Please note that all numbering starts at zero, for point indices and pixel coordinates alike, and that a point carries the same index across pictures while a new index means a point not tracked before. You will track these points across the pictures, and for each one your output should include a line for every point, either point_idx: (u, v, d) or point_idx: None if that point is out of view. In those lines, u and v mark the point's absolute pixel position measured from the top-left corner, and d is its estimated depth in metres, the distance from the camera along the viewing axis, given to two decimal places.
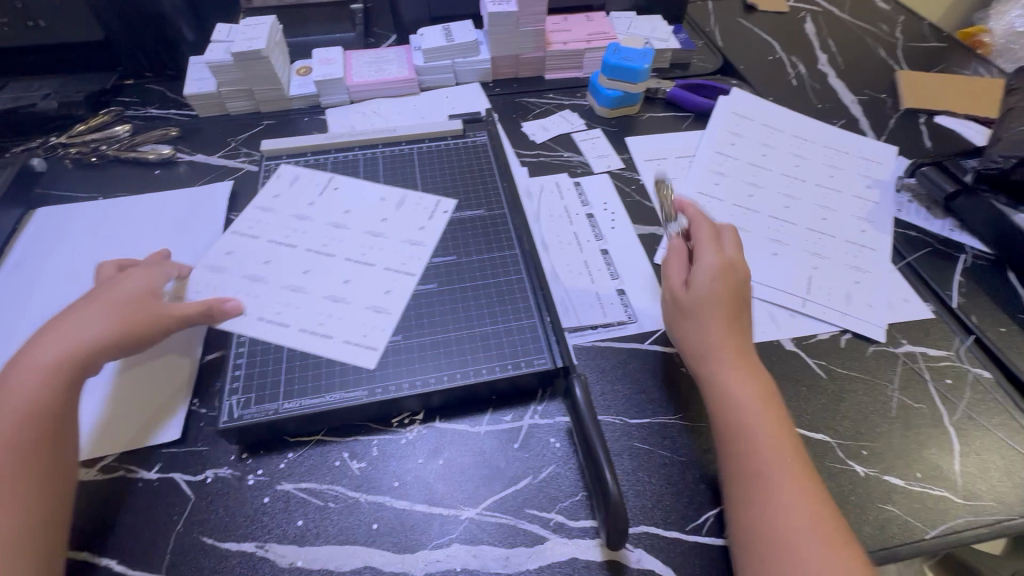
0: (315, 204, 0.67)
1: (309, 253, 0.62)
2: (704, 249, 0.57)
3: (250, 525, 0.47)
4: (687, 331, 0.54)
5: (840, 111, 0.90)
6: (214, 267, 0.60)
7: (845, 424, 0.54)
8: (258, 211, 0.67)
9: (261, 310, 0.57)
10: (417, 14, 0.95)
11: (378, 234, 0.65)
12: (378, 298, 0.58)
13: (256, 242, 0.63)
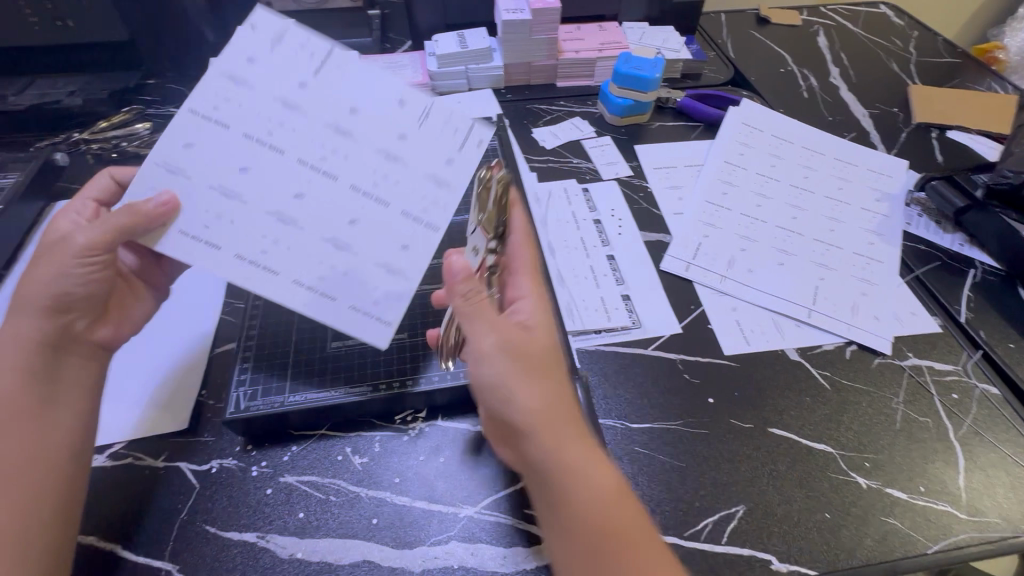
0: (313, 87, 0.46)
1: (299, 169, 0.46)
2: (528, 287, 0.49)
3: (253, 515, 0.47)
4: (523, 390, 0.42)
5: (851, 124, 0.90)
6: (173, 163, 0.45)
7: (848, 436, 0.53)
8: (208, 87, 0.45)
9: (235, 248, 0.45)
10: (432, 20, 0.96)
11: (394, 156, 0.46)
12: (390, 257, 0.46)
13: (226, 135, 0.45)
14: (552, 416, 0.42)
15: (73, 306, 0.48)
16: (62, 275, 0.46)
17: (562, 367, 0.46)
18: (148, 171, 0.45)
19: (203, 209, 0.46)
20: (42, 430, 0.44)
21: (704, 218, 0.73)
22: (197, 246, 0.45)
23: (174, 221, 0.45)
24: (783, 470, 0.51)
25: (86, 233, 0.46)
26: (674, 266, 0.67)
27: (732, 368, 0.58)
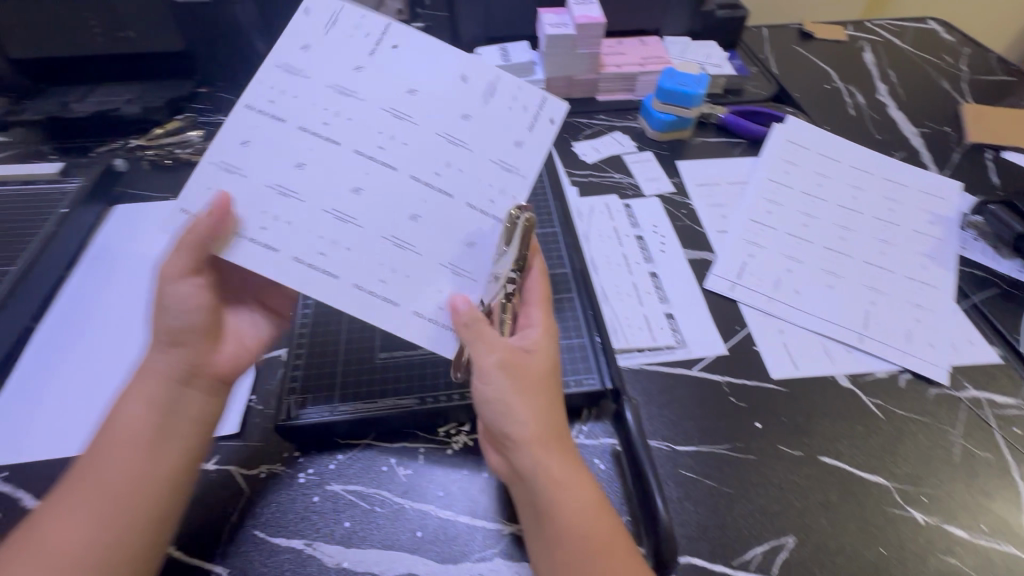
0: (369, 74, 0.48)
1: (359, 159, 0.47)
2: (533, 314, 0.51)
3: (299, 522, 0.48)
4: (523, 409, 0.45)
5: (900, 143, 0.88)
6: (228, 164, 0.46)
7: (904, 468, 0.52)
8: (262, 84, 0.47)
9: (295, 248, 0.45)
10: (475, 34, 0.98)
11: (456, 142, 0.48)
12: (457, 251, 0.47)
13: (283, 129, 0.46)
14: (547, 436, 0.44)
15: (184, 340, 0.49)
16: (168, 309, 0.48)
17: (557, 391, 0.48)
18: (202, 175, 0.45)
19: (261, 211, 0.45)
20: (150, 458, 0.43)
21: (749, 237, 0.72)
22: (255, 248, 0.45)
23: (230, 224, 0.45)
24: (835, 500, 0.49)
25: (171, 260, 0.47)
26: (719, 285, 0.66)
27: (781, 393, 0.57)
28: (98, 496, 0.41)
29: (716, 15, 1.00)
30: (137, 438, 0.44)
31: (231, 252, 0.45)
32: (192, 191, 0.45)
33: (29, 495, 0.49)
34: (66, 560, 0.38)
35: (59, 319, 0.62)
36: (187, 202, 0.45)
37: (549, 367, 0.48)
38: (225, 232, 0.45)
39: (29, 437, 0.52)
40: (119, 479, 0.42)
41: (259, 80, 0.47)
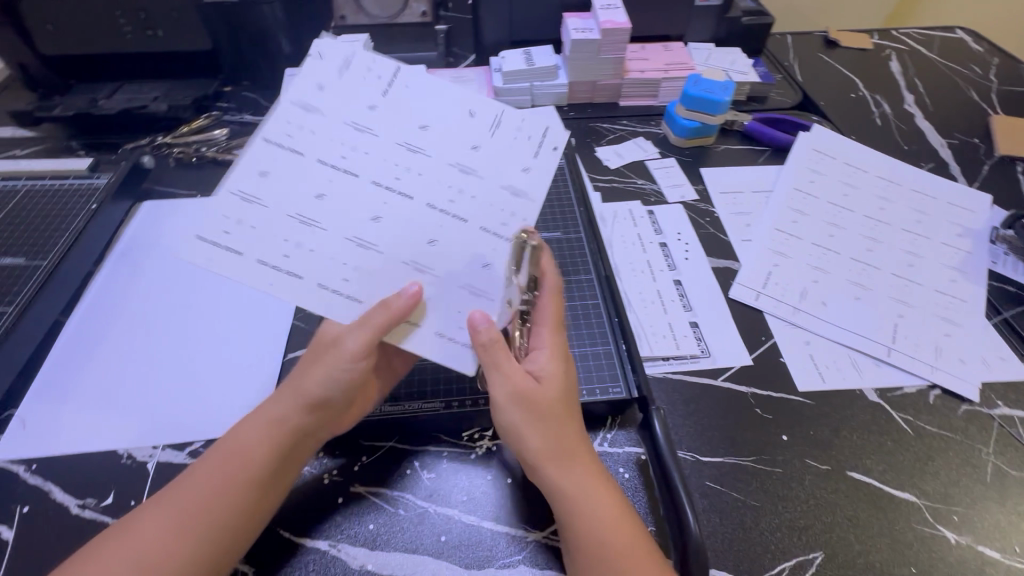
0: (383, 110, 0.47)
1: (375, 189, 0.46)
2: (541, 337, 0.50)
3: (324, 523, 0.48)
4: (530, 437, 0.45)
5: (928, 154, 0.87)
6: (246, 194, 0.45)
7: (934, 486, 0.51)
8: (279, 118, 0.46)
9: (319, 276, 0.45)
10: (499, 37, 0.98)
11: (468, 170, 0.48)
12: (474, 275, 0.47)
13: (299, 162, 0.46)
14: (555, 463, 0.44)
15: (328, 408, 0.48)
16: (331, 377, 0.47)
17: (568, 413, 0.47)
18: (220, 205, 0.45)
19: (282, 239, 0.45)
20: (251, 498, 0.43)
21: (774, 247, 0.71)
22: (277, 276, 0.45)
23: (251, 253, 0.45)
24: (864, 517, 0.48)
25: (355, 337, 0.46)
26: (744, 295, 0.66)
27: (808, 406, 0.56)
28: (201, 520, 0.41)
29: (741, 22, 1.00)
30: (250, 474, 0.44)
31: (252, 280, 0.44)
32: (214, 224, 0.44)
33: (57, 487, 0.49)
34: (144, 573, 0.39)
35: (87, 313, 0.62)
36: (206, 233, 0.44)
37: (559, 390, 0.47)
38: (245, 263, 0.44)
39: (60, 432, 0.53)
40: (225, 514, 0.42)
41: (277, 116, 0.46)
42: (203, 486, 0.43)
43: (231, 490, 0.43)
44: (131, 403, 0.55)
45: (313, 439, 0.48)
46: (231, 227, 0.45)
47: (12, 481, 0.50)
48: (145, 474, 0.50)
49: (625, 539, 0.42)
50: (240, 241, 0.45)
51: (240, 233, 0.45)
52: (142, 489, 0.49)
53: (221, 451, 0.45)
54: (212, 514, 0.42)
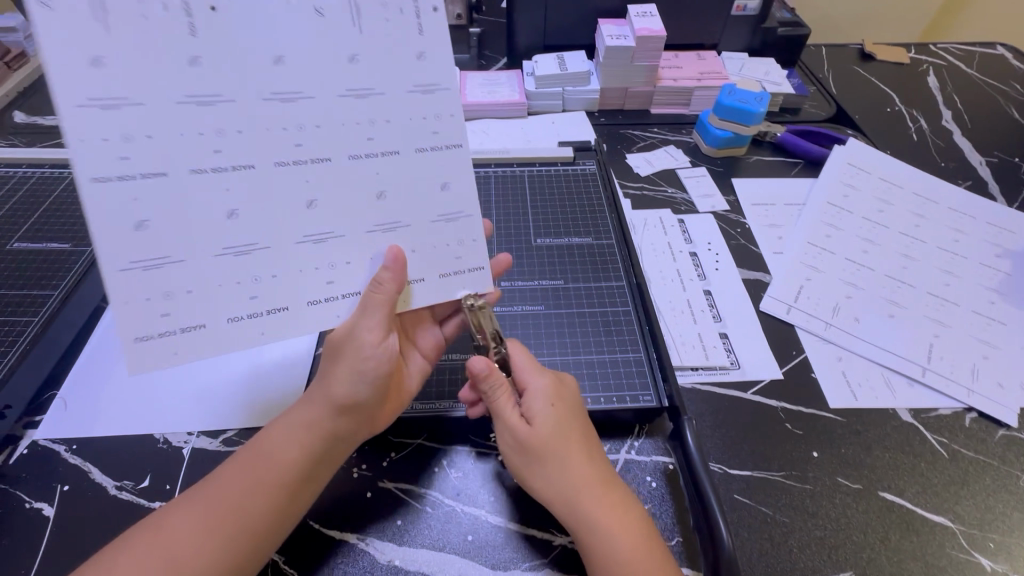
0: (212, 66, 0.35)
1: (284, 166, 0.39)
2: (529, 375, 0.48)
3: (353, 516, 0.49)
4: (533, 479, 0.45)
5: (966, 171, 0.85)
6: (145, 261, 0.38)
7: (969, 510, 0.50)
8: (85, 142, 0.34)
9: (302, 296, 0.43)
10: (532, 41, 0.98)
11: (366, 93, 0.39)
12: (439, 202, 0.44)
13: (172, 185, 0.37)
14: (563, 501, 0.44)
15: (355, 407, 0.47)
16: (356, 377, 0.46)
17: (575, 448, 0.46)
18: (125, 286, 0.38)
19: (235, 283, 0.41)
20: (285, 500, 0.44)
21: (806, 260, 0.70)
22: (259, 324, 0.42)
23: (215, 318, 0.41)
24: (897, 540, 0.48)
25: (365, 324, 0.44)
26: (775, 308, 0.65)
27: (839, 423, 0.55)
28: (236, 519, 0.42)
29: (777, 33, 0.99)
30: (286, 476, 0.44)
31: (236, 338, 0.42)
32: (142, 319, 0.39)
33: (96, 468, 0.51)
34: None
35: None
36: (139, 330, 0.39)
37: (557, 427, 0.46)
38: (214, 330, 0.41)
39: (98, 414, 0.54)
40: (258, 516, 0.43)
41: (77, 135, 0.34)
42: (236, 488, 0.43)
43: (264, 494, 0.43)
44: (166, 386, 0.56)
45: (346, 442, 0.48)
46: (164, 306, 0.39)
47: (54, 461, 0.51)
48: (180, 459, 0.51)
49: (649, 565, 0.42)
50: (186, 314, 0.40)
51: (178, 308, 0.40)
52: (177, 474, 0.51)
53: (251, 455, 0.45)
54: (245, 514, 0.42)
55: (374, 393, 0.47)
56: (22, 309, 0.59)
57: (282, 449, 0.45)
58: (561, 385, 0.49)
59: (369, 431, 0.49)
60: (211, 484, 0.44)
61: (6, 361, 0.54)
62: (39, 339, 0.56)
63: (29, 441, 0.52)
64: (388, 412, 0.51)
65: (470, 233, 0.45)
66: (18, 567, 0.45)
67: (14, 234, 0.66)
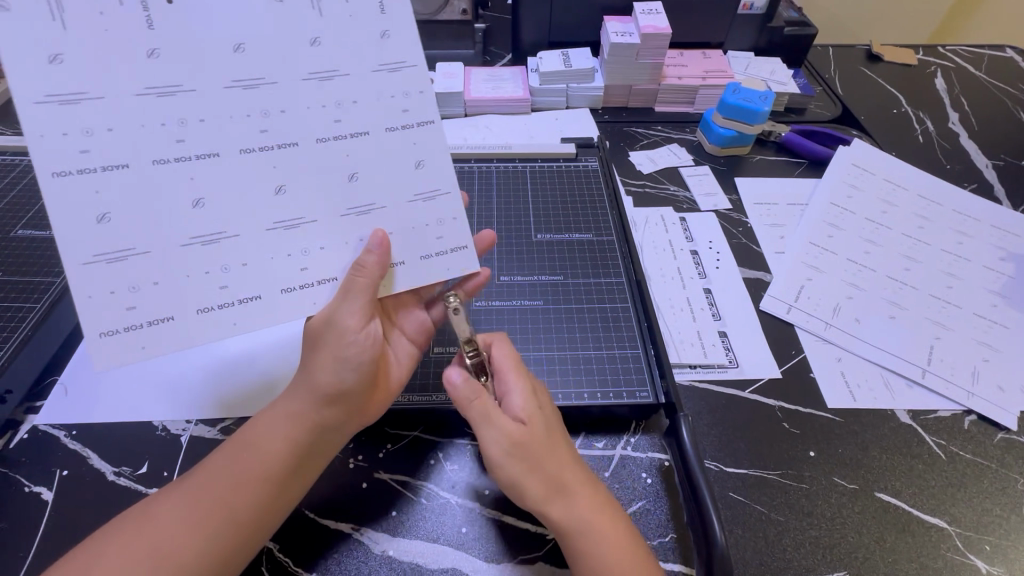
0: (171, 56, 0.35)
1: (248, 153, 0.39)
2: (509, 374, 0.47)
3: (349, 506, 0.49)
4: (527, 482, 0.43)
5: (972, 174, 0.85)
6: (108, 255, 0.38)
7: (966, 513, 0.50)
8: (45, 138, 0.34)
9: (274, 283, 0.42)
10: (537, 37, 0.98)
11: (330, 76, 0.39)
12: (415, 181, 0.43)
13: (135, 176, 0.37)
14: (551, 498, 0.43)
15: (339, 399, 0.46)
16: (339, 365, 0.45)
17: (556, 443, 0.45)
18: (90, 280, 0.38)
19: (204, 274, 0.40)
20: (270, 494, 0.44)
21: (808, 260, 0.70)
22: (230, 314, 0.42)
23: (184, 309, 0.40)
24: (892, 541, 0.47)
25: (347, 310, 0.43)
26: (775, 307, 0.65)
27: (837, 423, 0.55)
28: (221, 513, 0.42)
29: (783, 32, 0.99)
30: (270, 470, 0.44)
31: (206, 329, 0.41)
32: (106, 312, 0.38)
33: (95, 454, 0.51)
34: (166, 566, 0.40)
35: None
36: (103, 324, 0.39)
37: (540, 423, 0.45)
38: (183, 322, 0.40)
39: (96, 400, 0.54)
40: (244, 510, 0.43)
41: (36, 130, 0.34)
42: (220, 480, 0.44)
43: (249, 484, 0.44)
44: (162, 375, 0.56)
45: (333, 433, 0.47)
46: (130, 298, 0.39)
47: (53, 446, 0.51)
48: (178, 447, 0.52)
49: (633, 562, 0.42)
50: (153, 307, 0.40)
51: (144, 301, 0.39)
52: (175, 461, 0.51)
53: (237, 446, 0.46)
54: (229, 509, 0.42)
55: (356, 384, 0.46)
56: (24, 295, 0.59)
57: (266, 443, 0.45)
58: (538, 388, 0.48)
59: (357, 422, 0.49)
60: (197, 475, 0.44)
61: (7, 347, 0.54)
62: (41, 326, 0.57)
63: (30, 426, 0.53)
64: (377, 403, 0.50)
65: (449, 211, 0.45)
66: (16, 550, 0.45)
67: (17, 221, 0.66)
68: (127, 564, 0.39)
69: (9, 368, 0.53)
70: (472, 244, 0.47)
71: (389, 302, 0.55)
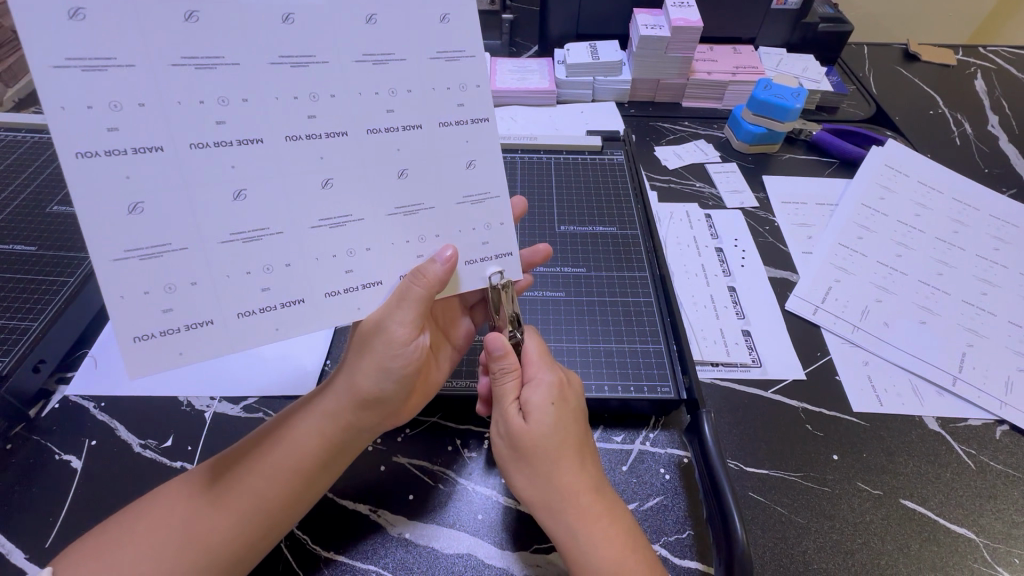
0: (210, 19, 0.33)
1: (295, 141, 0.37)
2: (537, 366, 0.46)
3: (368, 488, 0.49)
4: (519, 478, 0.44)
5: (1012, 178, 0.82)
6: (142, 251, 0.35)
7: (995, 524, 0.48)
8: (67, 110, 0.32)
9: (319, 287, 0.40)
10: (565, 30, 0.98)
11: (386, 59, 0.38)
12: (465, 182, 0.43)
13: (168, 160, 0.34)
14: (544, 505, 0.42)
15: (378, 402, 0.47)
16: (382, 374, 0.46)
17: (567, 452, 0.43)
18: (122, 277, 0.35)
19: (245, 274, 0.38)
20: (298, 492, 0.44)
21: (836, 262, 0.68)
22: (272, 318, 0.40)
23: (224, 314, 0.38)
24: (916, 549, 0.46)
25: (398, 319, 0.43)
26: (800, 307, 0.64)
27: (862, 427, 0.54)
28: (250, 505, 0.43)
29: (817, 29, 0.96)
30: (299, 468, 0.45)
31: (252, 331, 0.39)
32: (142, 316, 0.36)
33: (122, 426, 0.52)
34: (193, 546, 0.41)
35: None
36: (139, 328, 0.36)
37: (552, 429, 0.43)
38: (223, 326, 0.38)
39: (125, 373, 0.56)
40: (270, 504, 0.43)
41: (57, 101, 0.31)
42: (253, 473, 0.44)
43: (284, 477, 0.44)
44: None
45: (366, 433, 0.48)
46: (166, 300, 0.36)
47: (84, 416, 0.53)
48: (202, 423, 0.53)
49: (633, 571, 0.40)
50: (191, 308, 0.37)
51: (181, 302, 0.37)
52: (198, 436, 0.52)
53: (275, 437, 0.46)
54: (258, 503, 0.43)
55: (395, 391, 0.47)
56: (56, 268, 0.60)
57: (299, 441, 0.46)
58: (566, 384, 0.46)
59: (389, 423, 0.50)
60: (233, 463, 0.45)
61: (41, 317, 0.55)
62: (75, 297, 0.58)
63: (61, 396, 0.54)
64: (412, 405, 0.51)
65: (497, 216, 0.44)
66: (46, 514, 0.46)
67: (53, 197, 0.67)
68: (155, 546, 0.41)
69: (44, 338, 0.54)
70: (517, 250, 0.46)
71: (438, 307, 0.56)
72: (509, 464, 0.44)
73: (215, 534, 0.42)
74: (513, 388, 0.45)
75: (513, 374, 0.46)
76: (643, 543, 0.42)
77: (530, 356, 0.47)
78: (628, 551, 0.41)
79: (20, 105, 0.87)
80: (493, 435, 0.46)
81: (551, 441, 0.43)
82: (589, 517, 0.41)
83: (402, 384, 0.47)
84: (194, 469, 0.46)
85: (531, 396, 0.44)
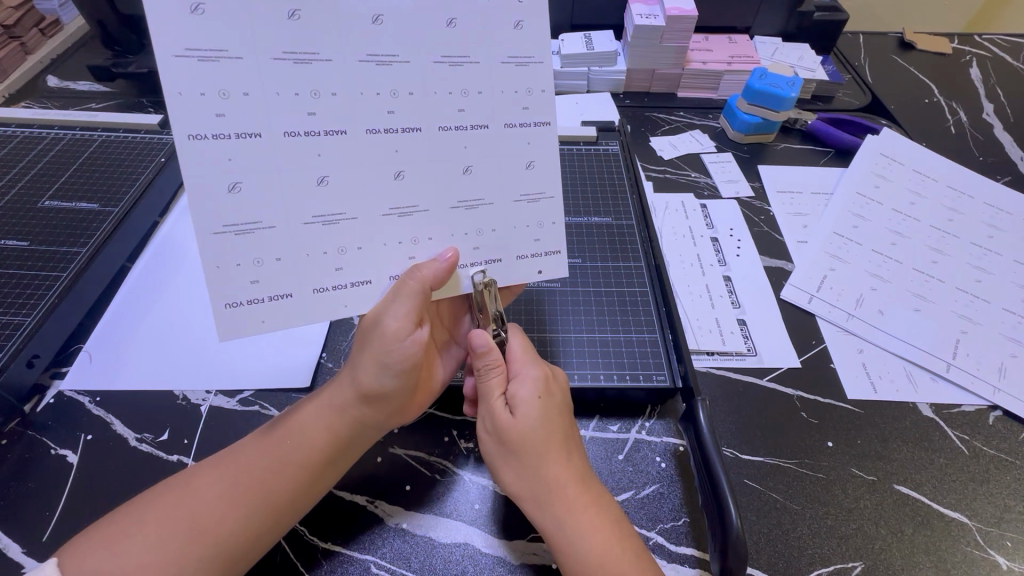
0: (310, 19, 0.35)
1: (375, 134, 0.38)
2: (522, 363, 0.46)
3: (365, 479, 0.49)
4: (506, 473, 0.44)
5: (1005, 166, 0.82)
6: (238, 225, 0.38)
7: (987, 509, 0.48)
8: (182, 96, 0.34)
9: (385, 270, 0.42)
10: (559, 20, 0.97)
11: (461, 61, 0.38)
12: (524, 182, 0.43)
13: (265, 146, 0.36)
14: (528, 497, 0.43)
15: (380, 398, 0.46)
16: (382, 369, 0.44)
17: (554, 447, 0.43)
18: (216, 248, 0.38)
19: (322, 253, 0.40)
20: (302, 486, 0.44)
21: (831, 250, 0.69)
22: (343, 296, 0.42)
23: (303, 288, 0.40)
24: (909, 533, 0.47)
25: (393, 313, 0.41)
26: (796, 296, 0.64)
27: (856, 415, 0.54)
28: (255, 496, 0.43)
29: (812, 18, 0.96)
30: (306, 462, 0.45)
31: (317, 311, 0.41)
32: (232, 283, 0.39)
33: (117, 420, 0.52)
34: (199, 535, 0.41)
35: (153, 258, 0.66)
36: (228, 295, 0.39)
37: (539, 422, 0.43)
38: (301, 299, 0.41)
39: (121, 367, 0.56)
40: (274, 497, 0.43)
41: (176, 88, 0.33)
42: (258, 464, 0.44)
43: (288, 471, 0.44)
44: (189, 345, 0.58)
45: (370, 429, 0.47)
46: (255, 272, 0.39)
47: (79, 412, 0.53)
48: (198, 416, 0.53)
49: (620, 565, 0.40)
50: (275, 280, 0.40)
51: (267, 275, 0.39)
52: (195, 429, 0.52)
53: (285, 431, 0.46)
54: (261, 493, 0.43)
55: (398, 387, 0.45)
56: (50, 262, 0.60)
57: (306, 436, 0.46)
58: (551, 379, 0.46)
59: (395, 420, 0.49)
60: (237, 455, 0.45)
61: (35, 312, 0.55)
62: (67, 293, 0.57)
63: (56, 392, 0.54)
64: (415, 404, 0.50)
65: (551, 216, 0.44)
66: (43, 509, 0.46)
67: (45, 191, 0.67)
68: (165, 533, 0.41)
69: (37, 334, 0.54)
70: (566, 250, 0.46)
71: (441, 304, 0.55)
72: (494, 457, 0.44)
73: (219, 521, 0.42)
74: (498, 384, 0.45)
75: (496, 371, 0.45)
76: (629, 538, 0.42)
77: (517, 354, 0.47)
78: (617, 545, 0.41)
79: (10, 99, 0.86)
80: (478, 430, 0.46)
81: (537, 437, 0.43)
82: (577, 511, 0.41)
83: (405, 379, 0.45)
84: (201, 460, 0.46)
85: (519, 392, 0.44)
